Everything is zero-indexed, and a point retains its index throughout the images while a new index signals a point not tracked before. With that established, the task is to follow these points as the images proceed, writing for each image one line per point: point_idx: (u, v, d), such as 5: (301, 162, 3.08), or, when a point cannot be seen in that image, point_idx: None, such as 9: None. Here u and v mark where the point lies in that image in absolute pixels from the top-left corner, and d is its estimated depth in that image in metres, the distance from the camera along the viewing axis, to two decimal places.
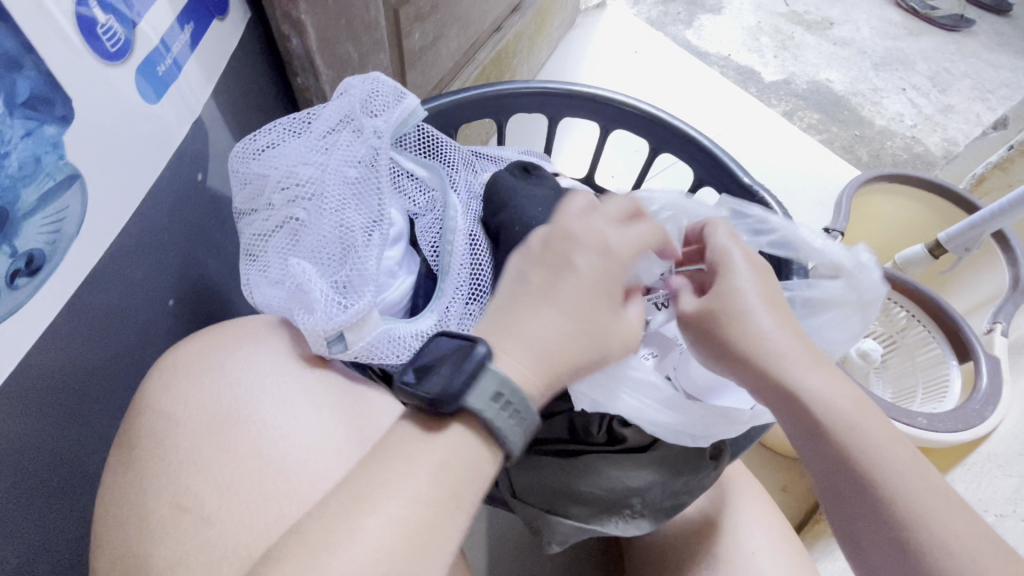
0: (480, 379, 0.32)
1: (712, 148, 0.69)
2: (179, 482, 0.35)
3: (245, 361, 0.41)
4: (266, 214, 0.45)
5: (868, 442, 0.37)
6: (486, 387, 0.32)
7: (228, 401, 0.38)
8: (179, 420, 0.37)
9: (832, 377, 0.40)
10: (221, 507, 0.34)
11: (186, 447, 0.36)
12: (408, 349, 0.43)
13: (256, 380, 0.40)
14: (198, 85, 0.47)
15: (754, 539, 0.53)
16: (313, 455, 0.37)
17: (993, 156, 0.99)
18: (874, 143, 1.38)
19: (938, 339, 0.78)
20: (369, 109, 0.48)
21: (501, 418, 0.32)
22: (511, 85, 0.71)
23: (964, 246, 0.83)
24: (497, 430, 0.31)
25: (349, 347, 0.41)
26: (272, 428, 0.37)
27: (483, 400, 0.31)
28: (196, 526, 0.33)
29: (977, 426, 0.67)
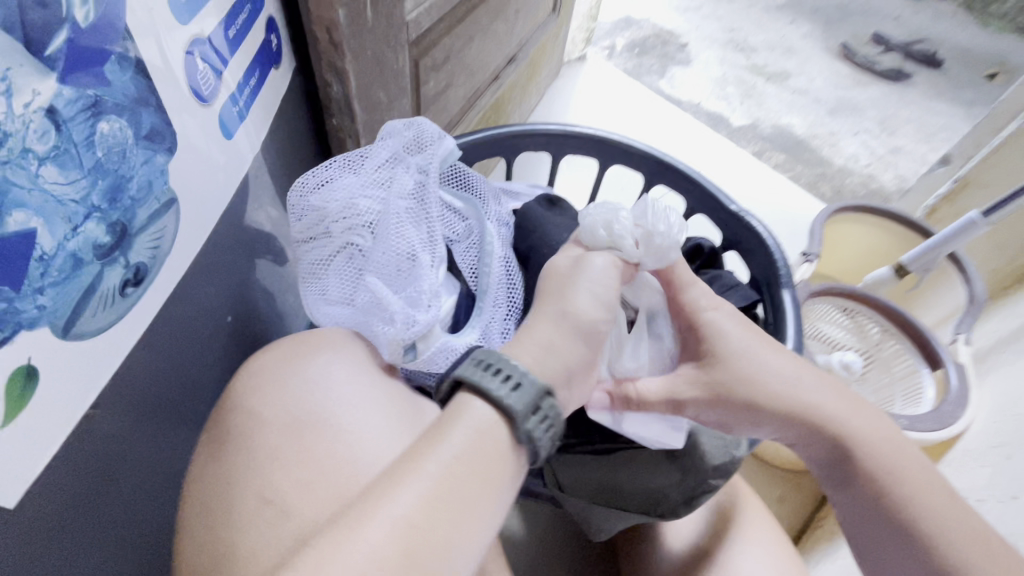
0: (472, 360, 0.38)
1: (701, 180, 0.78)
2: (264, 477, 0.38)
3: (319, 366, 0.44)
4: (325, 242, 0.50)
5: (901, 478, 0.45)
6: (477, 362, 0.37)
7: (308, 404, 0.41)
8: (264, 417, 0.41)
9: (854, 410, 0.47)
10: (299, 501, 0.37)
11: (272, 444, 0.39)
12: (461, 365, 0.48)
13: (331, 389, 0.43)
14: (258, 122, 0.53)
15: (756, 536, 0.60)
16: (385, 465, 0.40)
17: (940, 188, 1.12)
18: (835, 180, 1.52)
19: (911, 352, 0.89)
20: (414, 150, 0.54)
21: (495, 384, 0.36)
22: (521, 126, 0.80)
23: (924, 266, 0.95)
24: (499, 399, 0.36)
25: (419, 355, 0.47)
26: (349, 435, 0.41)
27: (469, 369, 0.37)
28: (277, 517, 0.37)
29: (951, 424, 0.75)
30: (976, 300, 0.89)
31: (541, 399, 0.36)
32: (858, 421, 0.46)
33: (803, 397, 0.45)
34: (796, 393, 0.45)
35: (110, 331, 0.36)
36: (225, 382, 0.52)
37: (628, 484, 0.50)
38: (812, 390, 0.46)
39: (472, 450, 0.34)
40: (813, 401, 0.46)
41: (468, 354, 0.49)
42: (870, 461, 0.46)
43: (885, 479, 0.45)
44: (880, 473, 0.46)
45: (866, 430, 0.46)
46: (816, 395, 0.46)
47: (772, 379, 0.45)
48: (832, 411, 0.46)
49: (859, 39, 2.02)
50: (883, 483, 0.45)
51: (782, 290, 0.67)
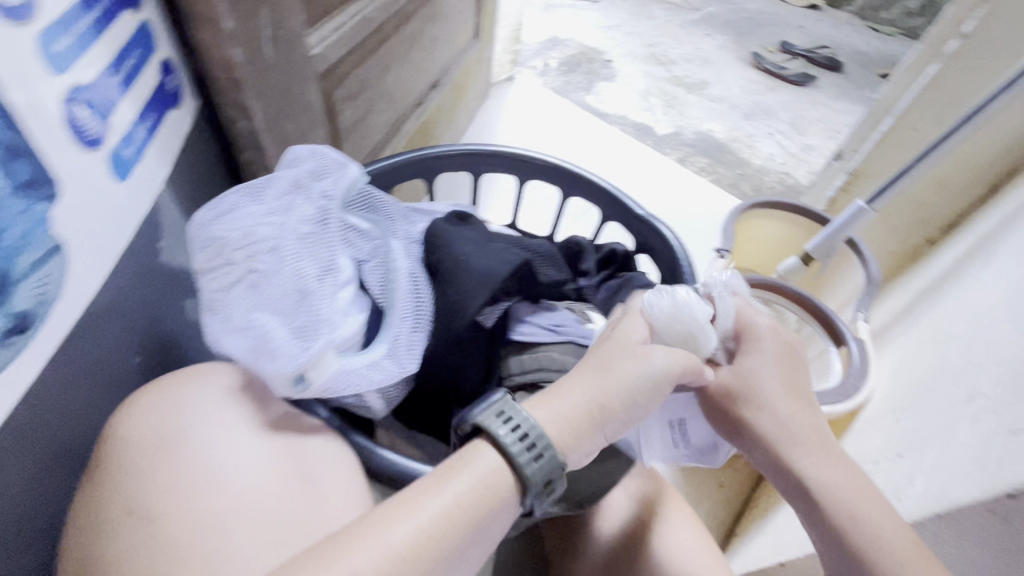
0: (493, 406, 0.42)
1: (611, 189, 0.83)
2: (131, 492, 0.39)
3: (198, 393, 0.45)
4: (227, 269, 0.51)
5: (863, 521, 0.47)
6: (497, 411, 0.41)
7: (180, 426, 0.43)
8: (131, 437, 0.41)
9: (834, 465, 0.50)
10: (166, 511, 0.38)
11: (139, 463, 0.40)
12: (367, 379, 0.50)
13: (207, 416, 0.44)
14: (157, 162, 0.53)
15: (676, 525, 0.65)
16: (257, 490, 0.41)
17: (835, 180, 1.21)
18: (754, 179, 1.63)
19: (820, 333, 0.96)
20: (316, 177, 0.56)
21: (511, 440, 0.40)
22: (437, 149, 0.83)
23: (825, 253, 1.03)
24: (516, 459, 0.39)
25: (309, 386, 0.47)
26: (220, 460, 0.42)
27: (490, 418, 0.41)
28: (137, 525, 0.38)
29: (855, 395, 0.81)
30: (872, 280, 0.97)
31: (552, 465, 0.40)
32: (831, 475, 0.50)
33: (784, 438, 0.52)
34: (777, 433, 0.52)
35: None
36: None
37: None
38: (798, 434, 0.52)
39: (481, 495, 0.38)
40: (795, 446, 0.52)
41: (372, 370, 0.51)
42: (835, 505, 0.49)
43: (850, 524, 0.47)
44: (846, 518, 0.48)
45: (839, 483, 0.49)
46: (795, 441, 0.52)
47: (767, 414, 0.53)
48: (801, 458, 0.51)
49: (767, 48, 2.18)
50: (847, 529, 0.47)
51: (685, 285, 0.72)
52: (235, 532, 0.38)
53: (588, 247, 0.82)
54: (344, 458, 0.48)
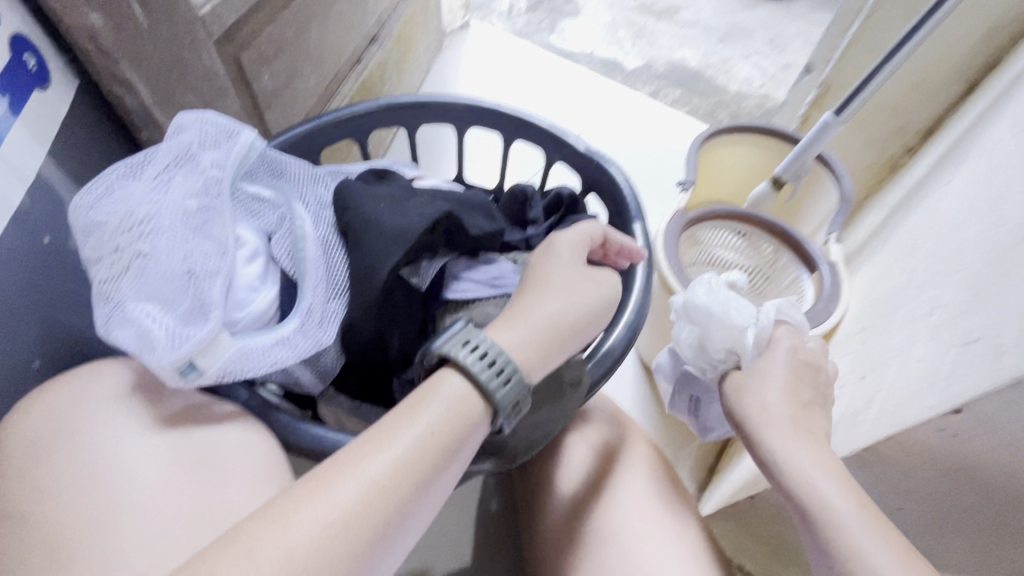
0: (457, 335, 0.41)
1: (552, 129, 0.77)
2: (16, 496, 0.40)
3: (95, 385, 0.45)
4: (112, 257, 0.46)
5: (829, 504, 0.42)
6: (461, 339, 0.40)
7: (65, 425, 0.42)
8: (18, 439, 0.42)
9: (815, 451, 0.46)
10: (39, 512, 0.39)
11: (22, 467, 0.41)
12: (273, 361, 0.48)
13: (94, 412, 0.43)
14: (26, 151, 0.49)
15: (635, 470, 0.64)
16: (142, 484, 0.40)
17: (809, 96, 1.14)
18: (731, 107, 1.54)
19: (791, 260, 0.93)
20: (205, 147, 0.52)
21: (476, 364, 0.39)
22: (361, 105, 0.77)
23: (796, 175, 0.97)
24: (485, 385, 0.39)
25: (205, 371, 0.44)
26: (104, 458, 0.41)
27: (455, 347, 0.40)
28: (16, 527, 0.38)
29: (825, 321, 0.78)
30: (845, 198, 0.92)
31: (519, 383, 0.40)
32: (798, 455, 0.45)
33: (799, 458, 0.45)
34: (760, 414, 0.50)
35: None
36: None
37: None
38: (791, 457, 0.46)
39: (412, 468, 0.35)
40: (799, 472, 0.45)
41: (279, 347, 0.49)
42: (801, 488, 0.44)
43: (855, 558, 0.40)
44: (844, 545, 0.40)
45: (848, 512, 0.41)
46: (771, 424, 0.49)
47: (755, 402, 0.51)
48: (772, 441, 0.48)
49: None
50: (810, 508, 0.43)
51: (632, 224, 0.69)
52: (110, 528, 0.38)
53: (534, 193, 0.78)
54: (254, 446, 0.46)
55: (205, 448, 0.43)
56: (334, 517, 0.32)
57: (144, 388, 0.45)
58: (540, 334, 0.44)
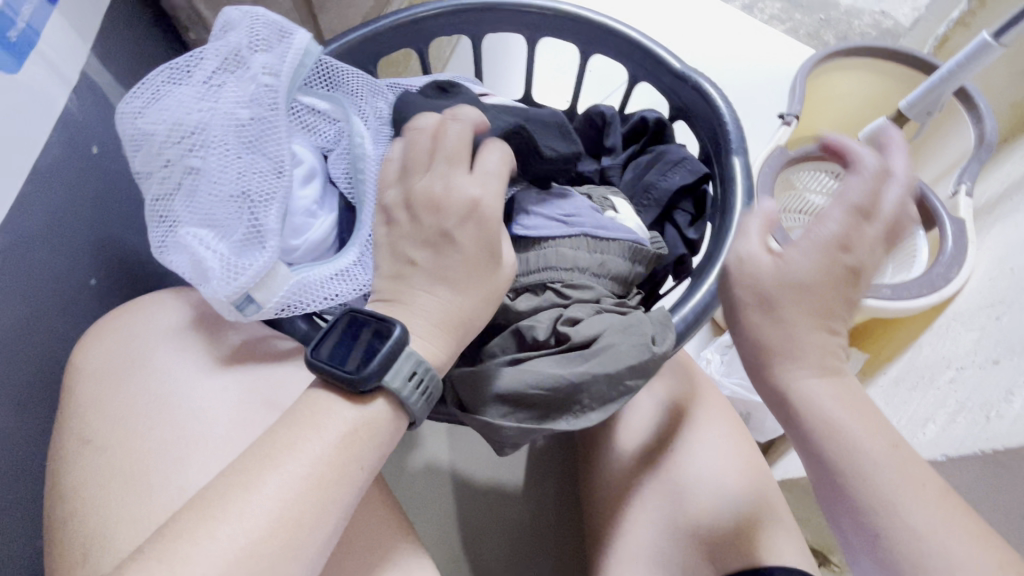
0: (398, 362, 0.36)
1: (642, 41, 0.66)
2: (85, 421, 0.38)
3: (158, 314, 0.43)
4: (163, 173, 0.43)
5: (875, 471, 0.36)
6: (402, 368, 0.36)
7: (131, 351, 0.41)
8: (86, 367, 0.40)
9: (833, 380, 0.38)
10: (111, 436, 0.37)
11: (87, 394, 0.39)
12: (334, 294, 0.43)
13: (159, 345, 0.41)
14: (67, 49, 0.44)
15: (709, 432, 0.58)
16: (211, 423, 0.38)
17: (954, 12, 0.94)
18: (840, 25, 1.31)
19: (905, 213, 0.80)
20: (255, 45, 0.45)
21: (416, 395, 0.36)
22: (424, 7, 0.68)
23: (925, 111, 0.82)
24: (417, 412, 0.37)
25: (263, 306, 0.40)
26: (172, 393, 0.39)
27: (398, 381, 0.35)
28: (91, 452, 0.37)
29: (942, 288, 0.67)
30: (985, 141, 0.77)
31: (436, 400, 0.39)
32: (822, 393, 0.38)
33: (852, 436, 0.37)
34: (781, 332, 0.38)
35: None
36: None
37: (531, 391, 0.45)
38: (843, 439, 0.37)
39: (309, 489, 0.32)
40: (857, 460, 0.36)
41: (339, 280, 0.44)
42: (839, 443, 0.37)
43: (905, 533, 0.35)
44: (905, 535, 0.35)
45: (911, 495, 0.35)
46: (788, 342, 0.38)
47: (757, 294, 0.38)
48: (799, 365, 0.38)
49: None
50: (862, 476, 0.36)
51: (729, 158, 0.59)
52: (177, 466, 0.36)
53: (614, 116, 0.69)
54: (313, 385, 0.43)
55: (273, 385, 0.41)
56: (238, 540, 0.29)
57: (202, 324, 0.43)
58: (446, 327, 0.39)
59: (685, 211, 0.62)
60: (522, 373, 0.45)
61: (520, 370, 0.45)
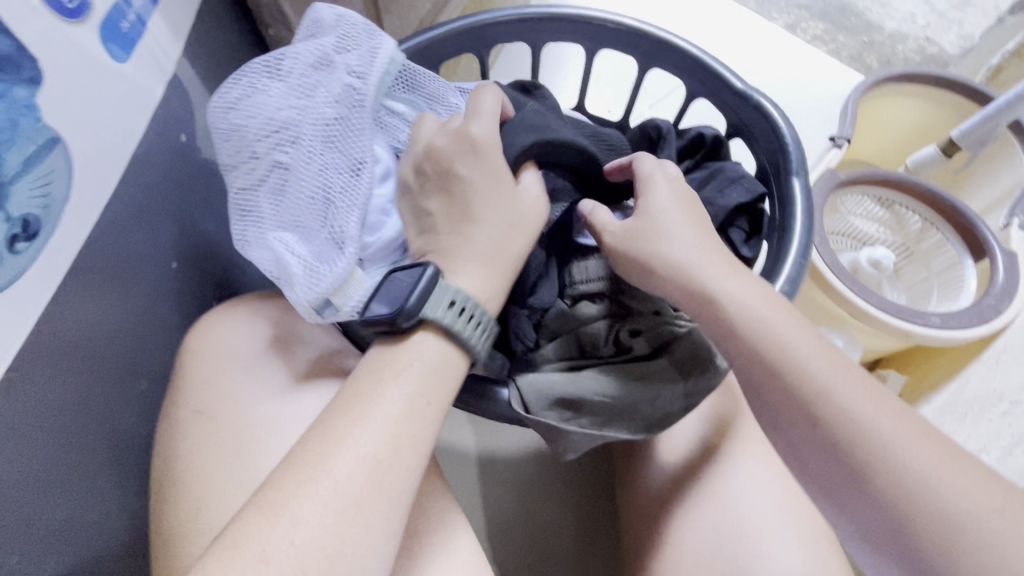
0: (432, 293, 0.38)
1: (703, 58, 0.67)
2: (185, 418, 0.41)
3: (242, 318, 0.45)
4: (250, 164, 0.45)
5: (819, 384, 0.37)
6: (439, 298, 0.38)
7: (225, 356, 0.43)
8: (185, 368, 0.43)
9: (750, 287, 0.41)
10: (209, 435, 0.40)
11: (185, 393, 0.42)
12: None
13: (252, 354, 0.44)
14: (166, 42, 0.46)
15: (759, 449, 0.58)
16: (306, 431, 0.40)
17: (1009, 43, 0.94)
18: (883, 49, 1.28)
19: (954, 242, 0.79)
20: (344, 49, 0.46)
21: (459, 322, 0.38)
22: (490, 14, 0.69)
23: (978, 141, 0.81)
24: (468, 341, 0.38)
25: (340, 309, 0.41)
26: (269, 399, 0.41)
27: (433, 306, 0.37)
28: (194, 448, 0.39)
29: (992, 320, 0.67)
30: None
31: (490, 332, 0.40)
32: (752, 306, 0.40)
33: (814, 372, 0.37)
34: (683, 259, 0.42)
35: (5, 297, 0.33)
36: (184, 328, 0.49)
37: (599, 399, 0.46)
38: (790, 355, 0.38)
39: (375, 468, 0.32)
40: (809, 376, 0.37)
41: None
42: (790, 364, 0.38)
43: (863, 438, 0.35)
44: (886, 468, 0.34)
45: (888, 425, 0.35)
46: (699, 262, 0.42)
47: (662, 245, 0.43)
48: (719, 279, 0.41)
49: None
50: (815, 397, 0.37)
51: (790, 178, 0.59)
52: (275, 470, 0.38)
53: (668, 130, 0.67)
54: None
55: None
56: (314, 522, 0.30)
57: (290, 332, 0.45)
58: None
59: (740, 229, 0.61)
60: (589, 381, 0.47)
61: (586, 379, 0.47)
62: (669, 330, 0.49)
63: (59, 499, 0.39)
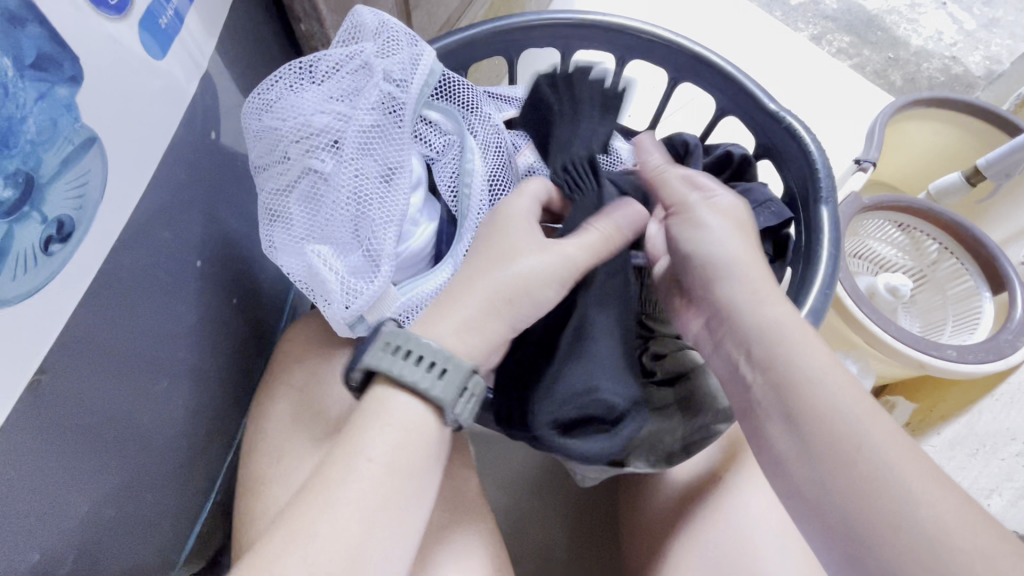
0: (375, 342, 0.37)
1: (737, 75, 0.66)
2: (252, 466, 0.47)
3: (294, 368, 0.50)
4: (282, 168, 0.44)
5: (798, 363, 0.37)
6: (380, 345, 0.37)
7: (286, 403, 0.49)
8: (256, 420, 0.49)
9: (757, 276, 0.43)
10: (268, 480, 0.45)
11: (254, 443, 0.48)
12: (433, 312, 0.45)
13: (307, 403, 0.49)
14: (201, 37, 0.45)
15: None
16: None
17: None
18: (908, 66, 1.24)
19: (973, 272, 0.79)
20: (383, 54, 0.46)
21: (401, 365, 0.36)
22: (522, 18, 0.68)
23: (1004, 171, 0.80)
24: (419, 387, 0.36)
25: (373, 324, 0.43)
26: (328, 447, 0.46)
27: (380, 356, 0.37)
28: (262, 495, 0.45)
29: (1009, 356, 0.67)
30: None
31: (453, 377, 0.36)
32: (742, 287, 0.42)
33: (782, 333, 0.39)
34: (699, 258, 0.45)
35: (36, 297, 0.33)
36: (204, 327, 0.49)
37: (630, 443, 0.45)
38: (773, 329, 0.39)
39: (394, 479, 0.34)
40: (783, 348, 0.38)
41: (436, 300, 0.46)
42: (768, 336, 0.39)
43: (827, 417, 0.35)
44: (822, 418, 0.35)
45: (832, 382, 0.36)
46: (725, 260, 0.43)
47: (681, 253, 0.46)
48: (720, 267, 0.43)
49: None
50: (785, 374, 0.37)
51: (818, 207, 0.59)
52: None
53: (695, 144, 0.65)
54: None
55: None
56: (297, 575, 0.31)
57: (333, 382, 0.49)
58: None
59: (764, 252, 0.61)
60: (625, 430, 0.44)
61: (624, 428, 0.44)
62: (692, 358, 0.49)
63: (80, 495, 0.39)
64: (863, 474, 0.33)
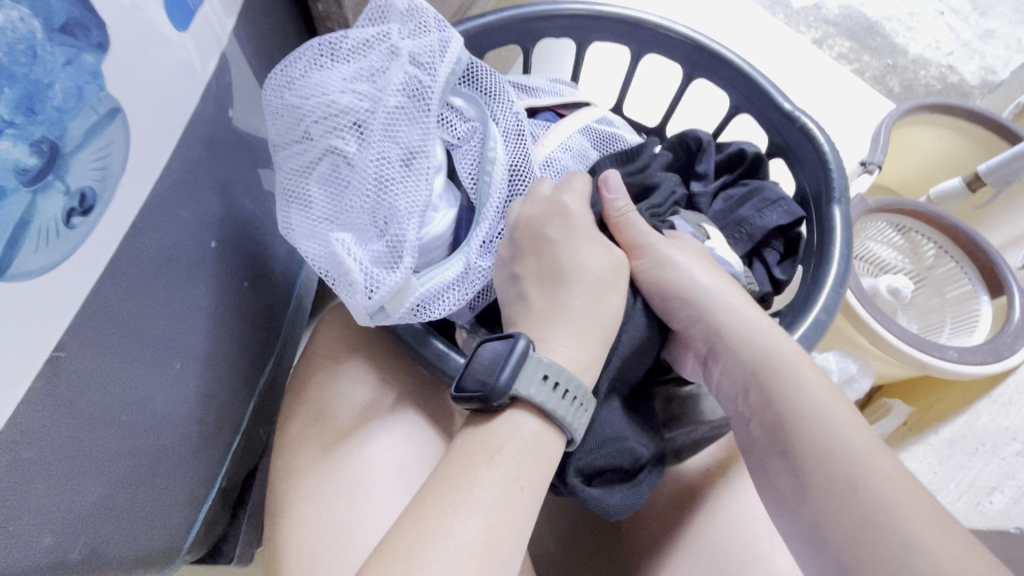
0: (525, 367, 0.36)
1: (751, 73, 0.66)
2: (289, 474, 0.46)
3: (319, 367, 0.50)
4: (305, 147, 0.44)
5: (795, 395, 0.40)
6: (532, 374, 0.36)
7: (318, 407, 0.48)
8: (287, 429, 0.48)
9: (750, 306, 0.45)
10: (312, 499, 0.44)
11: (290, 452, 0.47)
12: (448, 304, 0.44)
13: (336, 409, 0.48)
14: (221, 12, 0.44)
15: None
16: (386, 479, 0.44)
17: None
18: (906, 73, 1.26)
19: (971, 275, 0.80)
20: (411, 35, 0.45)
21: (552, 396, 0.36)
22: (541, 7, 0.68)
23: (1003, 178, 0.82)
24: (558, 417, 0.36)
25: (392, 314, 0.42)
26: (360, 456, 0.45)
27: (531, 385, 0.36)
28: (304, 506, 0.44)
29: (1008, 358, 0.68)
30: None
31: (581, 411, 0.38)
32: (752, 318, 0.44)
33: (777, 368, 0.42)
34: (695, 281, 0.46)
35: (57, 270, 0.32)
36: (216, 311, 0.48)
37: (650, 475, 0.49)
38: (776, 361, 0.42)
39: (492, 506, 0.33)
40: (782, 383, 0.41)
41: (452, 291, 0.44)
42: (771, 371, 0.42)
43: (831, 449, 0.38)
44: (821, 449, 0.38)
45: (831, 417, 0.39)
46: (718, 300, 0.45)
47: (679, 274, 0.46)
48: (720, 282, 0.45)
49: None
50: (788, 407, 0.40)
51: (830, 206, 0.59)
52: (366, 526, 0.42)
53: (710, 142, 0.64)
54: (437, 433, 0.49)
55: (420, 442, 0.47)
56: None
57: (353, 381, 0.48)
58: (576, 345, 0.40)
59: (775, 251, 0.62)
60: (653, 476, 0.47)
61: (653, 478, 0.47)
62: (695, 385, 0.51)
63: (93, 476, 0.38)
64: (869, 527, 0.36)
